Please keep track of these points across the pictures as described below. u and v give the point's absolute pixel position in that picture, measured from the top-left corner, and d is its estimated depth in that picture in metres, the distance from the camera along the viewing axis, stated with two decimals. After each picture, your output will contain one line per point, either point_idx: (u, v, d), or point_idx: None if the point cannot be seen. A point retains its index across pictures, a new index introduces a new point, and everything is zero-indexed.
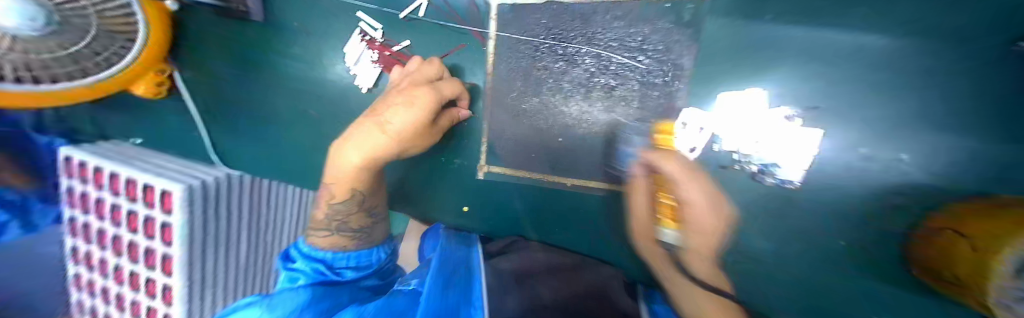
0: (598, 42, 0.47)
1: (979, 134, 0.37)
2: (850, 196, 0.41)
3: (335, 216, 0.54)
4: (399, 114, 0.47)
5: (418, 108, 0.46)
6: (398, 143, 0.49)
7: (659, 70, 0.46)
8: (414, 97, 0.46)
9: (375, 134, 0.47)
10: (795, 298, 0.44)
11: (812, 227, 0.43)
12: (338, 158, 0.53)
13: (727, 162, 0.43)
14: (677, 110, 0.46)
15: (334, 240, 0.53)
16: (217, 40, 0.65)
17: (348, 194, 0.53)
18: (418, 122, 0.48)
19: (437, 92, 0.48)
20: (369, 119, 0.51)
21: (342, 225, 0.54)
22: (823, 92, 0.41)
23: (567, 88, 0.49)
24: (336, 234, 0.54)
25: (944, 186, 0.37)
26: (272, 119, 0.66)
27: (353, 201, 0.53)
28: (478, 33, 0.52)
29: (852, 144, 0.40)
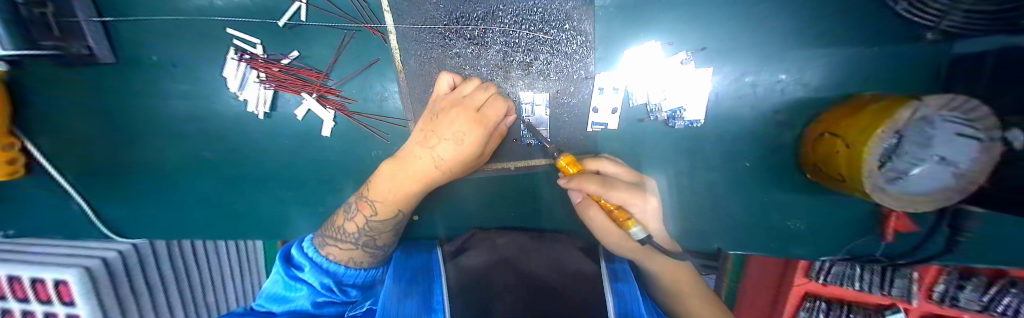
0: (502, 20, 0.46)
1: (839, 44, 0.41)
2: (744, 121, 0.46)
3: (366, 233, 0.47)
4: (451, 149, 0.42)
5: (467, 143, 0.42)
6: (447, 173, 0.45)
7: (566, 38, 0.46)
8: (464, 134, 0.41)
9: (425, 165, 0.43)
10: (717, 217, 0.50)
11: (716, 154, 0.48)
12: (386, 172, 0.46)
13: (642, 115, 0.47)
14: (589, 75, 0.47)
15: (353, 255, 0.47)
16: (67, 94, 0.55)
17: (391, 213, 0.47)
18: (473, 154, 0.43)
19: (487, 119, 0.42)
20: (417, 145, 0.44)
21: (369, 241, 0.47)
22: (707, 31, 0.43)
23: (486, 72, 0.48)
24: (358, 249, 0.47)
25: (806, 96, 0.43)
26: (171, 171, 0.57)
27: (395, 219, 0.48)
28: (374, 29, 0.48)
29: (739, 75, 0.44)
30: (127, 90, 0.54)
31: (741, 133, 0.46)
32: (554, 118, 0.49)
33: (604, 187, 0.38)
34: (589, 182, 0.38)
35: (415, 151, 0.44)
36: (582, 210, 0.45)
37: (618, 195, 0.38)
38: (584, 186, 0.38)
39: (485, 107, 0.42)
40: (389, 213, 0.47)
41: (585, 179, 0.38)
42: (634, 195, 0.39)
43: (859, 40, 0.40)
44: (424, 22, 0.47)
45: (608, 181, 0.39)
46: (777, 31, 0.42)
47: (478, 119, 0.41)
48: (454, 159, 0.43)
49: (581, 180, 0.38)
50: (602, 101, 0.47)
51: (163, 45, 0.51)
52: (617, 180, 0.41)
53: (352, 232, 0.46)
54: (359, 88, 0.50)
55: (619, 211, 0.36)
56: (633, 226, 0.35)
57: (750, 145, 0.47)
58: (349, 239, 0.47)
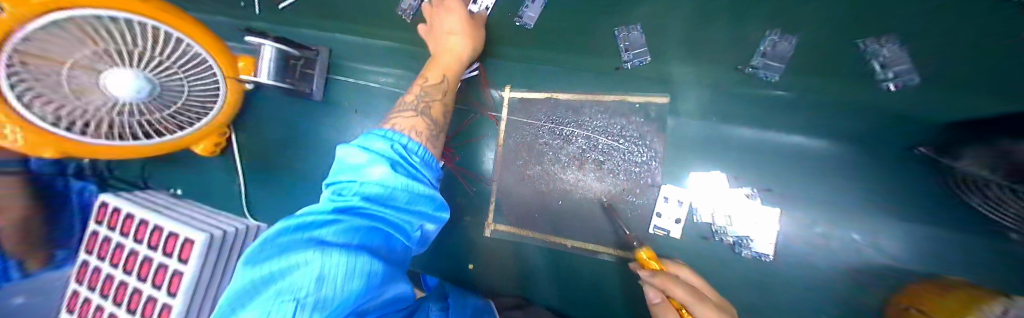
0: (587, 127, 0.60)
1: (911, 216, 0.44)
2: (812, 265, 0.48)
3: (420, 101, 0.47)
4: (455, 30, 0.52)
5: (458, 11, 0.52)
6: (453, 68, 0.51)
7: (637, 151, 0.57)
8: (453, 22, 0.52)
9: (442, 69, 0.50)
10: None
11: (779, 287, 0.50)
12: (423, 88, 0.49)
13: (706, 232, 0.52)
14: (657, 184, 0.54)
15: (413, 124, 0.43)
16: (279, 112, 0.82)
17: (440, 78, 0.50)
18: (472, 31, 0.53)
19: (459, 9, 0.53)
20: (437, 44, 0.53)
21: (425, 110, 0.46)
22: (770, 175, 0.51)
23: (564, 160, 0.60)
24: (420, 119, 0.44)
25: (886, 260, 0.43)
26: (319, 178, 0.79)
27: (445, 83, 0.50)
28: (492, 116, 0.66)
29: (805, 220, 0.48)
30: (316, 119, 0.79)
31: (808, 276, 0.48)
32: (616, 209, 0.56)
33: (692, 293, 0.36)
34: (676, 285, 0.37)
35: (438, 33, 0.53)
36: (654, 311, 0.45)
37: (706, 309, 0.35)
38: (669, 286, 0.38)
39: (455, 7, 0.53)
40: (438, 78, 0.50)
41: (670, 281, 0.38)
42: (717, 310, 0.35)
43: (942, 223, 0.40)
44: (530, 118, 0.63)
45: (698, 292, 0.38)
46: (839, 190, 0.48)
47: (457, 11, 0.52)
48: (462, 46, 0.52)
49: (668, 281, 0.38)
50: (668, 210, 0.53)
51: (354, 99, 0.76)
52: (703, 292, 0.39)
53: (408, 99, 0.48)
54: (467, 151, 0.66)
55: None
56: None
57: (817, 290, 0.48)
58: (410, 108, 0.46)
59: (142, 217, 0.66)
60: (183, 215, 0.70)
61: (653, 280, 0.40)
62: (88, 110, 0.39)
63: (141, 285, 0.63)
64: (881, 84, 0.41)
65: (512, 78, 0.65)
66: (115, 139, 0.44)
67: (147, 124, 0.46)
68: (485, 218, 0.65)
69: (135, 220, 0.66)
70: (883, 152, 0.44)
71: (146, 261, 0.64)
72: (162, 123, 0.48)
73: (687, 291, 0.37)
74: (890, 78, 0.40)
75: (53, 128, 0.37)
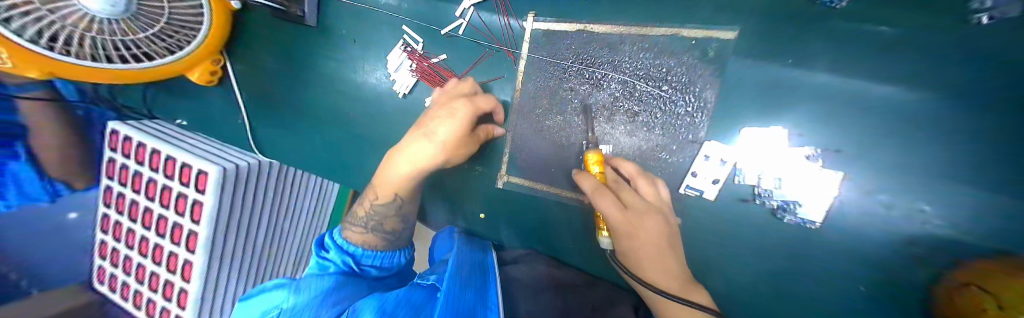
0: (624, 70, 0.50)
1: None
2: (869, 243, 0.42)
3: (372, 218, 0.55)
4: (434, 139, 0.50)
5: (444, 132, 0.50)
6: (446, 153, 0.52)
7: (682, 100, 0.48)
8: (454, 110, 0.49)
9: (422, 143, 0.51)
10: None
11: (818, 261, 0.45)
12: (391, 165, 0.55)
13: (747, 196, 0.47)
14: (698, 141, 0.48)
15: (367, 238, 0.54)
16: (268, 38, 0.72)
17: (391, 196, 0.55)
18: (462, 137, 0.51)
19: (475, 105, 0.51)
20: (415, 135, 0.53)
21: (377, 225, 0.55)
22: (852, 137, 0.41)
23: (591, 110, 0.52)
24: (370, 233, 0.54)
25: (971, 241, 0.36)
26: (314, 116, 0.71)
27: (397, 200, 0.56)
28: (510, 53, 0.56)
29: (873, 191, 0.40)
30: (308, 48, 0.69)
31: (863, 253, 0.42)
32: (644, 167, 0.51)
33: (597, 193, 0.46)
34: (585, 182, 0.47)
35: (411, 139, 0.53)
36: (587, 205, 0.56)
37: (606, 209, 0.46)
38: (583, 185, 0.48)
39: (472, 96, 0.52)
40: (388, 196, 0.56)
41: (584, 179, 0.47)
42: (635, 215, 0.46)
43: None
44: (555, 57, 0.54)
45: (606, 190, 0.47)
46: None
47: (467, 102, 0.50)
48: (451, 134, 0.50)
49: (584, 179, 0.47)
50: (706, 170, 0.47)
51: (348, 24, 0.65)
52: (624, 191, 0.48)
53: (360, 215, 0.56)
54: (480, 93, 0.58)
55: (600, 222, 0.49)
56: (602, 234, 0.49)
57: (866, 270, 0.42)
58: (359, 223, 0.55)
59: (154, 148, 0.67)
60: (192, 147, 0.69)
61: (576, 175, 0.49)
62: (60, 22, 0.46)
63: (171, 216, 0.67)
64: (976, 17, 0.34)
65: (537, 4, 0.54)
66: (116, 63, 0.56)
67: (131, 47, 0.55)
68: (498, 169, 0.61)
69: (150, 150, 0.67)
70: (996, 105, 0.33)
71: (167, 191, 0.67)
72: (175, 35, 0.57)
73: (594, 191, 0.46)
74: (985, 11, 0.33)
75: (28, 43, 0.46)
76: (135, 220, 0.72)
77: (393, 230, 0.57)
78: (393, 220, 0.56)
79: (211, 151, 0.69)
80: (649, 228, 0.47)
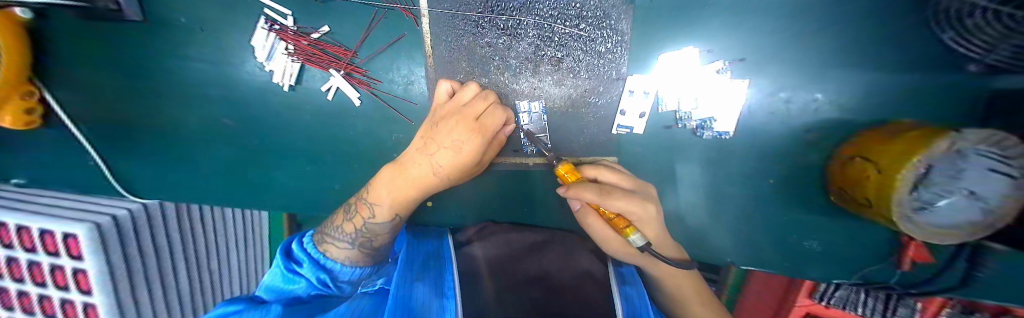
0: (539, 12, 0.45)
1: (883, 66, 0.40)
2: (775, 140, 0.46)
3: (362, 236, 0.46)
4: (449, 157, 0.43)
5: (464, 152, 0.43)
6: (451, 178, 0.46)
7: (601, 37, 0.45)
8: (464, 142, 0.42)
9: (424, 170, 0.44)
10: (733, 230, 0.51)
11: (738, 167, 0.48)
12: (389, 184, 0.47)
13: (671, 122, 0.47)
14: (622, 78, 0.46)
15: (352, 255, 0.46)
16: (87, 48, 0.55)
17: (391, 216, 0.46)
18: (471, 163, 0.44)
19: (487, 132, 0.42)
20: (421, 150, 0.45)
21: (361, 241, 0.46)
22: (747, 43, 0.43)
23: (515, 65, 0.47)
24: (354, 249, 0.46)
25: (846, 118, 0.42)
26: (189, 137, 0.57)
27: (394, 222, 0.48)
28: (406, 11, 0.47)
29: (775, 90, 0.44)
30: (148, 51, 0.53)
31: (771, 150, 0.47)
32: (577, 116, 0.49)
33: (602, 196, 0.36)
34: (587, 190, 0.36)
35: (415, 158, 0.45)
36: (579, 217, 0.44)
37: (617, 203, 0.37)
38: (583, 195, 0.36)
39: (483, 116, 0.43)
40: (388, 215, 0.47)
41: (582, 188, 0.36)
42: (634, 203, 0.39)
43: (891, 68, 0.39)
44: (460, 9, 0.46)
45: (606, 189, 0.38)
46: (815, 49, 0.42)
47: (478, 130, 0.42)
48: (470, 147, 0.42)
49: (580, 189, 0.36)
50: (632, 106, 0.46)
51: (189, 11, 0.50)
52: (614, 187, 0.39)
53: (351, 226, 0.46)
54: (385, 69, 0.50)
55: (619, 219, 0.37)
56: (632, 234, 0.36)
57: (772, 165, 0.47)
58: (345, 238, 0.46)
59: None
60: (51, 206, 0.54)
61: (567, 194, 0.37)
62: None
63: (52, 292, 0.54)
64: None
65: None
66: None
67: None
68: None
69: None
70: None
71: (37, 267, 0.53)
72: None
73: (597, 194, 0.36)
74: None
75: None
76: (14, 307, 0.59)
77: (377, 246, 0.48)
78: (384, 239, 0.48)
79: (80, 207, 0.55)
80: (647, 216, 0.40)
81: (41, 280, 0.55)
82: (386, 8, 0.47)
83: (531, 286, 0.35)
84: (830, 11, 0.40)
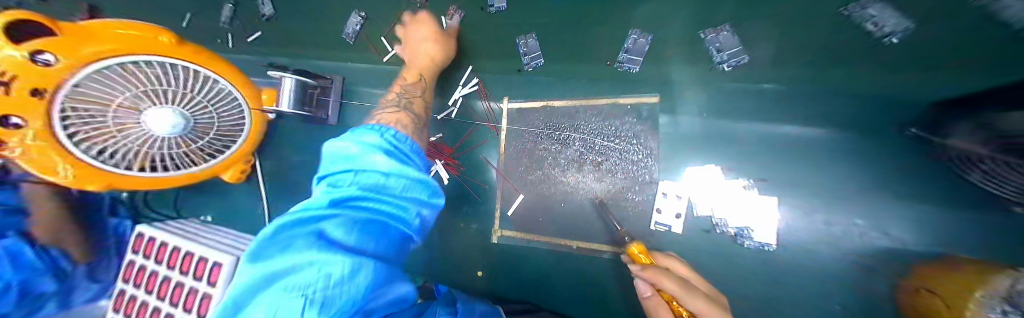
0: (583, 130, 0.63)
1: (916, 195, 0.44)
2: (827, 258, 0.47)
3: (398, 123, 0.54)
4: (428, 45, 0.64)
5: (426, 39, 0.64)
6: (439, 47, 0.65)
7: (633, 149, 0.59)
8: (426, 38, 0.64)
9: (421, 44, 0.64)
10: None
11: (784, 279, 0.50)
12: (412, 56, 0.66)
13: (707, 226, 0.53)
14: (656, 181, 0.56)
15: (398, 119, 0.55)
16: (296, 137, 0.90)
17: (416, 77, 0.64)
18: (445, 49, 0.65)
19: (427, 28, 0.64)
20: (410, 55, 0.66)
21: (400, 120, 0.55)
22: (766, 167, 0.51)
23: (564, 163, 0.62)
24: (399, 114, 0.57)
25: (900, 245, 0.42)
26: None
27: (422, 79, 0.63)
28: (492, 126, 0.72)
29: (808, 209, 0.49)
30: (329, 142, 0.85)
31: (818, 269, 0.47)
32: (618, 207, 0.58)
33: (681, 286, 0.39)
34: (665, 276, 0.40)
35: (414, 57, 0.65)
36: (647, 304, 0.47)
37: (699, 301, 0.38)
38: (660, 279, 0.40)
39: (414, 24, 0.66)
40: (414, 77, 0.64)
41: (661, 273, 0.40)
42: (717, 308, 0.39)
43: None
44: (528, 127, 0.68)
45: (684, 281, 0.41)
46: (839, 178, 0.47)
47: (427, 27, 0.65)
48: (434, 48, 0.64)
49: (659, 274, 0.40)
50: (668, 206, 0.54)
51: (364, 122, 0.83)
52: (692, 281, 0.43)
53: (391, 111, 0.58)
54: (470, 161, 0.72)
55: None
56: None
57: (830, 286, 0.46)
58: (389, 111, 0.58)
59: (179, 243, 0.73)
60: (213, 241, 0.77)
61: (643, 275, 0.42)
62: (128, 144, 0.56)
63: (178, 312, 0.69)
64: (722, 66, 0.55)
65: (509, 91, 0.71)
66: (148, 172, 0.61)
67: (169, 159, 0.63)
68: (491, 224, 0.69)
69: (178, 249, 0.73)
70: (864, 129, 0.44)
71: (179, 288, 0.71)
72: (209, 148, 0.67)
73: (675, 283, 0.39)
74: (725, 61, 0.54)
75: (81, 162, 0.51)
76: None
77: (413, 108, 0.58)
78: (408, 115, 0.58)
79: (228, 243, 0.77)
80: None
81: (175, 300, 0.71)
82: (482, 126, 0.73)
83: None
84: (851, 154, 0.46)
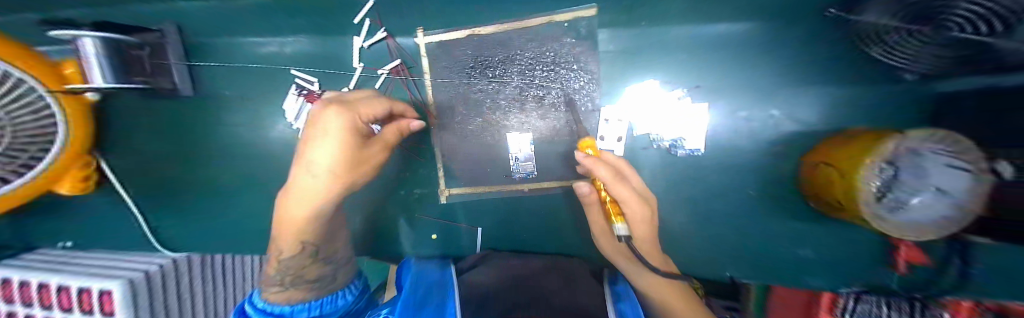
0: (520, 62, 0.54)
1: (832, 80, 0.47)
2: (744, 154, 0.50)
3: (286, 273, 0.50)
4: (323, 177, 0.46)
5: (334, 139, 0.43)
6: (336, 178, 0.46)
7: (576, 75, 0.53)
8: (330, 126, 0.43)
9: (312, 180, 0.47)
10: (725, 245, 0.52)
11: (720, 180, 0.52)
12: (289, 208, 0.54)
13: (645, 144, 0.52)
14: (597, 108, 0.53)
15: (290, 295, 0.47)
16: (134, 118, 0.63)
17: (300, 246, 0.50)
18: (352, 159, 0.45)
19: (355, 111, 0.44)
20: (301, 180, 0.49)
21: (297, 279, 0.49)
22: (705, 72, 0.50)
23: (504, 105, 0.54)
24: (290, 289, 0.48)
25: (813, 127, 0.47)
26: (231, 189, 0.67)
27: (314, 251, 0.50)
28: (399, 68, 0.58)
29: (733, 109, 0.50)
30: (200, 121, 0.64)
31: (745, 164, 0.51)
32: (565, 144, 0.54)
33: (612, 177, 0.42)
34: (602, 166, 0.42)
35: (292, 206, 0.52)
36: (585, 201, 0.53)
37: (620, 190, 0.42)
38: (596, 168, 0.42)
39: (359, 102, 0.48)
40: (291, 248, 0.52)
41: (599, 163, 0.42)
42: (636, 202, 0.44)
43: (826, 84, 0.47)
44: (454, 65, 0.56)
45: (617, 175, 0.43)
46: (765, 72, 0.49)
47: (344, 109, 0.44)
48: (321, 184, 0.46)
49: (597, 161, 0.42)
50: (609, 130, 0.52)
51: (238, 85, 0.62)
52: (623, 178, 0.44)
53: (272, 274, 0.51)
54: None
55: (612, 205, 0.42)
56: (617, 222, 0.42)
57: (748, 176, 0.52)
58: (277, 283, 0.49)
59: (42, 281, 0.57)
60: (90, 266, 0.61)
61: (586, 162, 0.43)
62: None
63: None
64: None
65: (422, 20, 0.56)
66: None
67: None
68: (436, 185, 0.62)
69: (36, 285, 0.57)
70: (794, 18, 0.47)
71: None
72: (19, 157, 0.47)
73: (608, 173, 0.42)
74: None
75: None
76: None
77: (315, 275, 0.49)
78: (315, 269, 0.49)
79: (106, 266, 0.61)
80: (642, 220, 0.45)
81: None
82: (392, 79, 0.58)
83: (496, 292, 0.41)
84: (773, 54, 0.49)
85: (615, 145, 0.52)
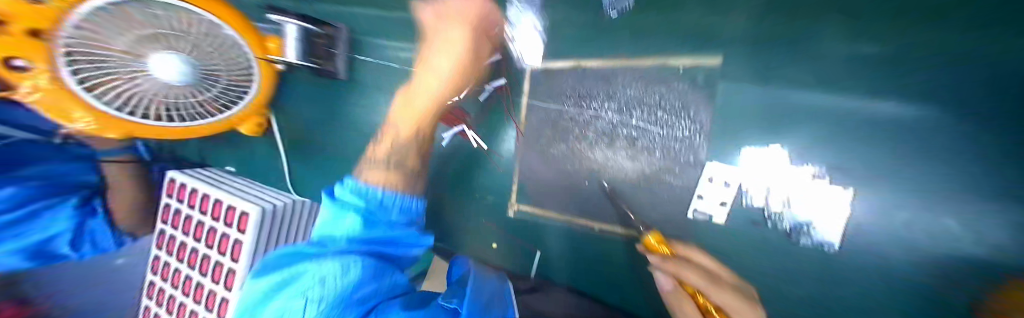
0: (618, 99, 0.54)
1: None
2: (889, 265, 0.40)
3: (398, 150, 0.52)
4: (443, 64, 0.57)
5: (451, 38, 0.57)
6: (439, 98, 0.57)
7: (677, 124, 0.50)
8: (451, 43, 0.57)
9: (420, 98, 0.56)
10: None
11: (845, 282, 0.43)
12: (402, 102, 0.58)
13: (759, 219, 0.47)
14: (699, 163, 0.49)
15: (387, 174, 0.47)
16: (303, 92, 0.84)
17: (415, 126, 0.55)
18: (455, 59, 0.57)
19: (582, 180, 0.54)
20: (410, 89, 0.59)
21: (400, 157, 0.51)
22: (841, 150, 0.42)
23: (591, 137, 0.55)
24: (392, 162, 0.49)
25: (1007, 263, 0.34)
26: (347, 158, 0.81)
27: (417, 129, 0.55)
28: (501, 88, 0.64)
29: (886, 208, 0.40)
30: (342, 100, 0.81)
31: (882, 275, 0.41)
32: (648, 190, 0.52)
33: (703, 280, 0.42)
34: (685, 268, 0.44)
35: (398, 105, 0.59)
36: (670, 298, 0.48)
37: (720, 293, 0.41)
38: (679, 269, 0.44)
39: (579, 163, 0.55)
40: (410, 127, 0.55)
41: (680, 263, 0.44)
42: (739, 301, 0.41)
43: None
44: (553, 92, 0.59)
45: (710, 277, 0.44)
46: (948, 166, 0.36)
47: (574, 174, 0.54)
48: (436, 83, 0.57)
49: (673, 261, 0.45)
50: (712, 192, 0.48)
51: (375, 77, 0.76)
52: (718, 277, 0.44)
53: (380, 156, 0.52)
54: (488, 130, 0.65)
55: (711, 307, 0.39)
56: None
57: (891, 293, 0.40)
58: (385, 160, 0.51)
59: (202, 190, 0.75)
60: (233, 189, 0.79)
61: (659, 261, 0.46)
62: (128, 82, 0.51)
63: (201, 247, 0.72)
64: None
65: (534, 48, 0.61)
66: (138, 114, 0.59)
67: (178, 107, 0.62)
68: (509, 200, 0.65)
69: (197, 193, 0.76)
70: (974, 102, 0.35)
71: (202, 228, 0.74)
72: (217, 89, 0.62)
73: (699, 278, 0.43)
74: None
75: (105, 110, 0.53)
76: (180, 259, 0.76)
77: (404, 155, 0.52)
78: (414, 160, 0.53)
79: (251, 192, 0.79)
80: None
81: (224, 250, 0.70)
82: (495, 95, 0.65)
83: None
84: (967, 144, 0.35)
85: (710, 208, 0.49)
